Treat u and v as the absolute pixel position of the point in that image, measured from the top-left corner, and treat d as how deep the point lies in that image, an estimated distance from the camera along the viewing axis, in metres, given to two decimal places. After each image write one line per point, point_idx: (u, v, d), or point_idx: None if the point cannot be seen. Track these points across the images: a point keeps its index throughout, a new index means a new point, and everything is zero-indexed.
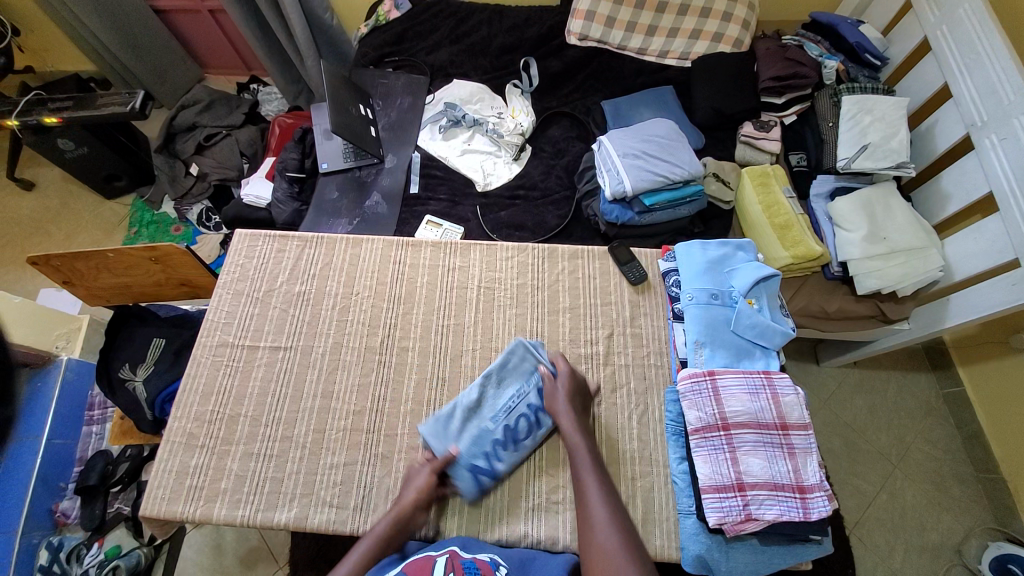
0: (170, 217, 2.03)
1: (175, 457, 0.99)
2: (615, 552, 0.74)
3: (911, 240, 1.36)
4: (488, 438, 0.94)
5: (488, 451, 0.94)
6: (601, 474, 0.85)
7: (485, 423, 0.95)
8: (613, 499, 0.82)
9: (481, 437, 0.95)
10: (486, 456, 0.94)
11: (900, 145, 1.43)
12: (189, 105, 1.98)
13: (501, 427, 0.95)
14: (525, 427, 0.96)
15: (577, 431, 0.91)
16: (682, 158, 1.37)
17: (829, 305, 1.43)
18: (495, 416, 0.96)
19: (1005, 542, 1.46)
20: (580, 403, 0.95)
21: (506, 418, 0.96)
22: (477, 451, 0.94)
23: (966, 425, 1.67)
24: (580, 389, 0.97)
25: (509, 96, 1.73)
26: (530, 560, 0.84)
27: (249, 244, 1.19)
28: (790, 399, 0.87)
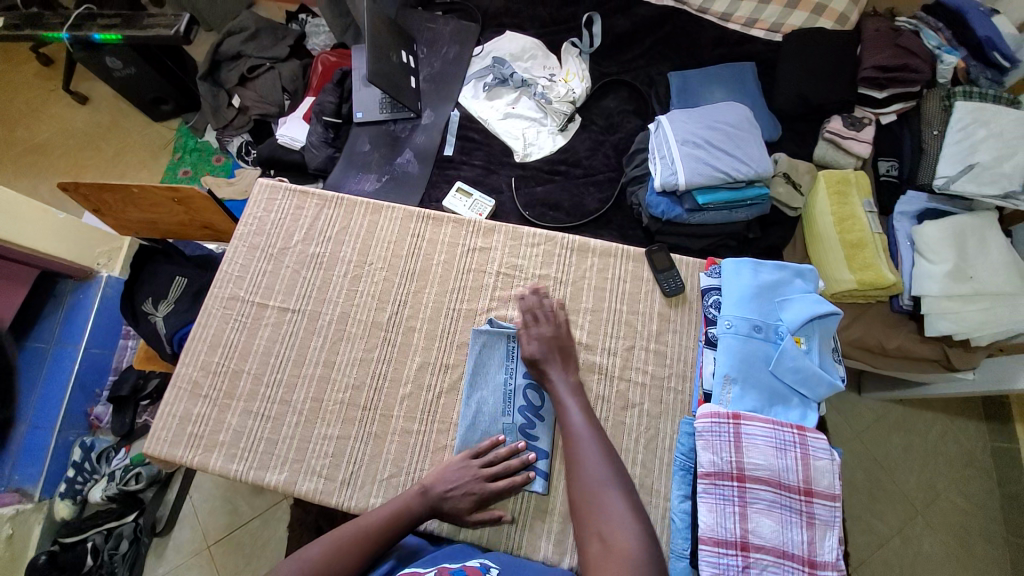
0: (212, 147, 2.01)
1: (181, 403, 1.01)
2: (608, 495, 0.75)
3: (1003, 283, 1.16)
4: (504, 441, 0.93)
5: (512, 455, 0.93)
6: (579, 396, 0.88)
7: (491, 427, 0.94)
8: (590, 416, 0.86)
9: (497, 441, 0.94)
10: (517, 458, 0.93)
11: (1015, 170, 1.19)
12: (235, 32, 1.89)
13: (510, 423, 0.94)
14: (528, 412, 0.94)
15: (564, 389, 0.89)
16: (749, 154, 1.20)
17: (889, 342, 1.26)
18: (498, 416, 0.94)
19: None
20: (567, 364, 0.92)
21: (511, 417, 0.94)
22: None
23: (1011, 485, 1.50)
24: (564, 344, 0.93)
25: (565, 56, 1.56)
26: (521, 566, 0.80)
27: (269, 196, 1.15)
28: (822, 462, 0.78)
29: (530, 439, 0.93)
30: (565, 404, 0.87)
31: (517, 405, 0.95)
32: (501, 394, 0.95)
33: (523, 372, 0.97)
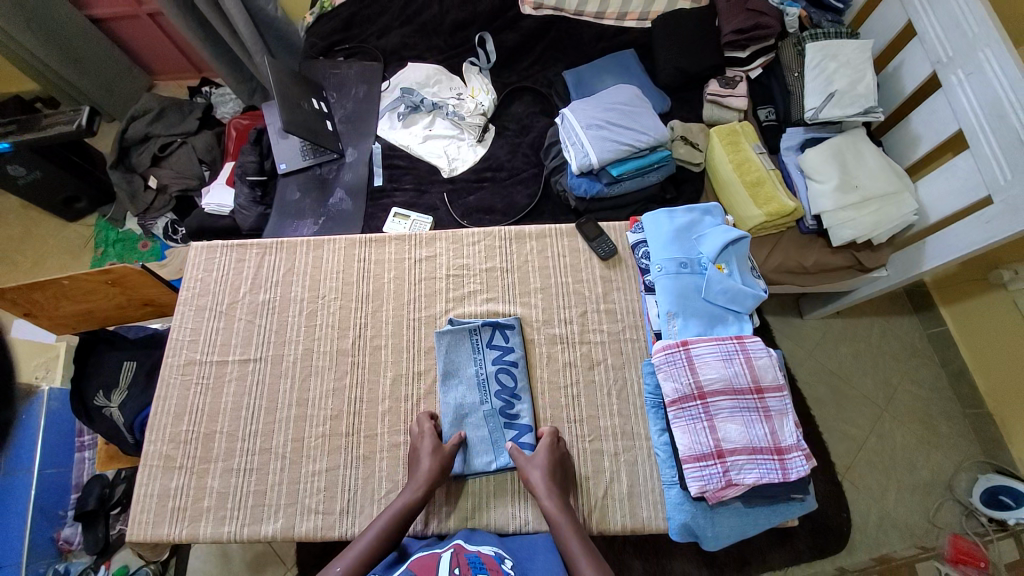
0: (136, 234, 1.96)
1: (155, 481, 0.98)
2: None
3: (882, 185, 1.35)
4: (483, 420, 0.98)
5: (494, 432, 0.96)
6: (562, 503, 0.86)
7: (473, 411, 0.98)
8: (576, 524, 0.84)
9: (479, 424, 0.97)
10: (499, 430, 0.97)
11: (867, 90, 1.41)
12: (138, 116, 1.87)
13: (490, 407, 0.98)
14: (505, 393, 0.99)
15: (558, 514, 0.84)
16: (645, 125, 1.34)
17: (805, 260, 1.41)
18: (479, 403, 0.99)
19: (994, 473, 1.50)
20: (560, 486, 0.89)
21: (490, 400, 0.99)
22: (483, 435, 0.96)
23: (952, 362, 1.69)
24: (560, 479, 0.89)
25: (467, 75, 1.68)
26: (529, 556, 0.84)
27: (207, 256, 1.16)
28: (763, 361, 0.88)
29: (513, 419, 0.97)
30: (550, 511, 0.85)
31: (493, 387, 1.00)
32: (476, 385, 1.00)
33: (491, 358, 1.01)
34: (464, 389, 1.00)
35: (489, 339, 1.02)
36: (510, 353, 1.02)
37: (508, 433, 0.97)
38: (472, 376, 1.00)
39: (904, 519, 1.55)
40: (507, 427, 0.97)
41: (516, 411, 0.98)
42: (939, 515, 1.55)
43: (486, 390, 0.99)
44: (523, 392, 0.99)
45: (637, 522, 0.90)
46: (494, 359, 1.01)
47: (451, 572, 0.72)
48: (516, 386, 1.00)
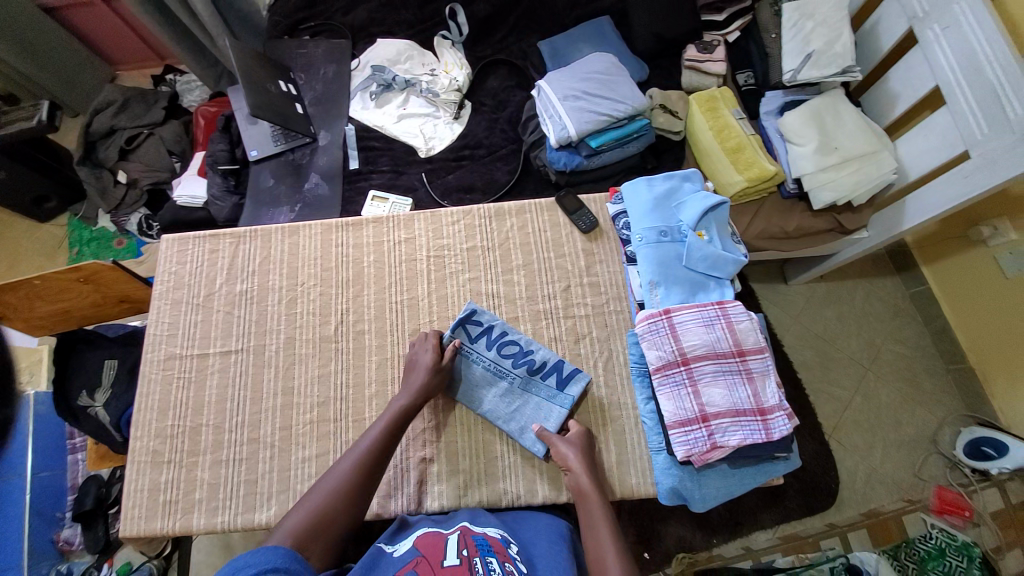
0: (110, 231, 1.90)
1: (145, 476, 0.97)
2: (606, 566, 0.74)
3: (861, 146, 1.34)
4: (524, 387, 0.97)
5: (541, 392, 0.97)
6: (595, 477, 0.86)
7: (510, 392, 0.97)
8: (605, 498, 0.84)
9: (522, 393, 0.97)
10: (540, 386, 0.97)
11: (845, 49, 1.38)
12: (102, 108, 1.79)
13: (519, 374, 0.98)
14: (522, 358, 0.99)
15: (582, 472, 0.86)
16: (624, 94, 1.31)
17: (788, 224, 1.41)
18: (507, 382, 0.98)
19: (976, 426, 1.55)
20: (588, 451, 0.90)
21: (513, 374, 0.98)
22: (536, 398, 0.97)
23: (934, 320, 1.72)
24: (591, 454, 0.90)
25: (439, 49, 1.62)
26: (531, 530, 0.86)
27: (179, 248, 1.12)
28: (744, 324, 0.88)
29: (542, 369, 0.98)
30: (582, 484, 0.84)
31: (506, 364, 0.98)
32: (479, 371, 0.98)
33: (485, 346, 1.00)
34: (485, 387, 0.98)
35: (475, 337, 1.00)
36: (494, 325, 1.00)
37: (550, 383, 0.97)
38: (483, 371, 0.98)
39: (890, 472, 1.60)
40: (546, 380, 0.97)
41: (542, 363, 0.98)
42: (924, 469, 1.60)
43: (502, 367, 0.98)
44: (536, 346, 0.99)
45: (627, 489, 0.92)
46: (486, 345, 1.00)
47: (460, 553, 0.73)
48: (530, 346, 0.99)
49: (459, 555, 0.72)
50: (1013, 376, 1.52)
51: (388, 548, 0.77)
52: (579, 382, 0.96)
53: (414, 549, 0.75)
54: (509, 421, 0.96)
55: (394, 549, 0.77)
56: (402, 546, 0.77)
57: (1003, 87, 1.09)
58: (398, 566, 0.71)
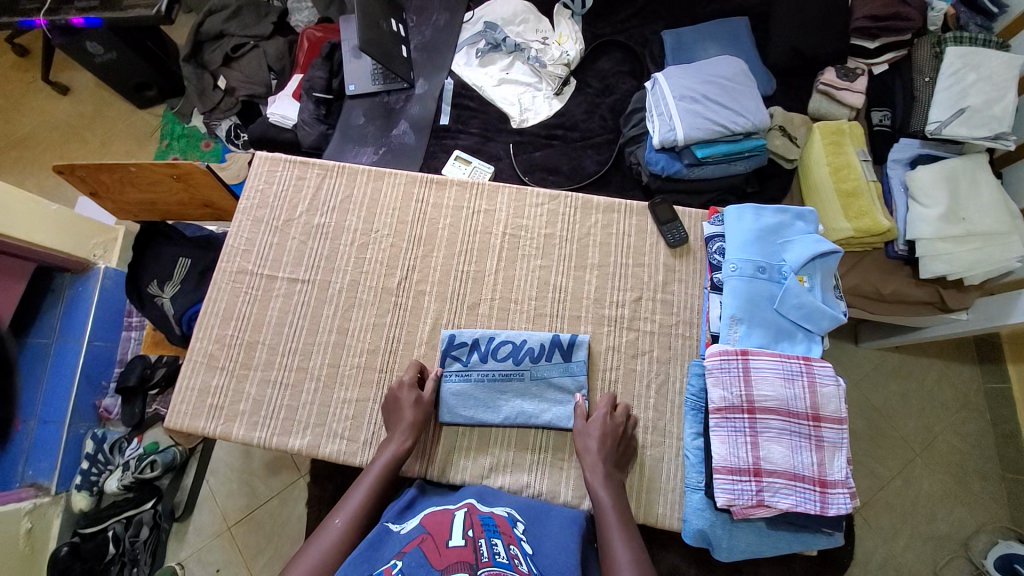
0: (200, 132, 1.97)
1: (198, 375, 1.03)
2: None
3: (994, 222, 1.20)
4: (534, 378, 0.96)
5: (553, 372, 0.96)
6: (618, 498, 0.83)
7: (524, 390, 0.95)
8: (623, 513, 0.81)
9: (537, 384, 0.96)
10: (550, 367, 0.96)
11: (1004, 113, 1.22)
12: (217, 11, 1.84)
13: (525, 367, 0.96)
14: (522, 354, 0.96)
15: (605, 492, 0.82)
16: (747, 107, 1.21)
17: (884, 287, 1.29)
18: (517, 381, 0.96)
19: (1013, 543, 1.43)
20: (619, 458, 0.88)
21: (519, 372, 0.96)
22: (552, 380, 0.96)
23: (1003, 423, 1.57)
24: (622, 445, 0.90)
25: (557, 18, 1.55)
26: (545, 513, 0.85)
27: (269, 168, 1.14)
28: (828, 389, 0.81)
29: (543, 353, 0.96)
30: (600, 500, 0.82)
31: (509, 367, 0.96)
32: (462, 391, 0.96)
33: (481, 361, 0.97)
34: (495, 397, 0.95)
35: (466, 358, 0.97)
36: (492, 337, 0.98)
37: (557, 359, 0.96)
38: (488, 386, 0.96)
39: (912, 566, 1.50)
40: (553, 359, 0.96)
41: (540, 346, 0.96)
42: (946, 569, 1.49)
43: (503, 372, 0.96)
44: (526, 336, 0.98)
45: (651, 517, 0.89)
46: (482, 360, 0.97)
47: (465, 532, 0.72)
48: (521, 341, 0.97)
49: (465, 536, 0.70)
50: None
51: (395, 527, 0.77)
52: (584, 346, 0.96)
53: (421, 528, 0.74)
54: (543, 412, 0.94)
55: (401, 527, 0.76)
56: (410, 523, 0.77)
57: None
58: (404, 542, 0.70)
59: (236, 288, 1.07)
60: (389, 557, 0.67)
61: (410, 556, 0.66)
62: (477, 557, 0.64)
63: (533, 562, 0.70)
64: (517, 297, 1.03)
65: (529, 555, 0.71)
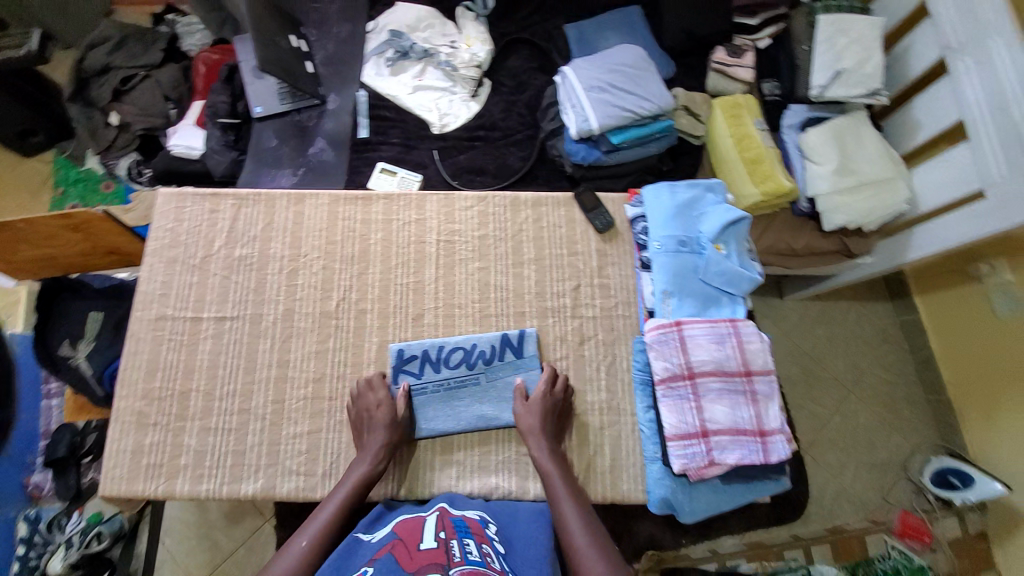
0: (98, 173, 1.79)
1: (128, 436, 0.94)
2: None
3: (879, 172, 1.34)
4: (490, 381, 0.96)
5: (506, 371, 0.97)
6: (573, 488, 0.85)
7: (480, 392, 0.95)
8: (583, 503, 0.84)
9: (493, 386, 0.96)
10: (505, 368, 0.97)
11: (874, 71, 1.37)
12: (98, 44, 1.70)
13: (479, 371, 0.96)
14: (473, 358, 0.97)
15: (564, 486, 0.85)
16: (651, 91, 1.28)
17: (796, 243, 1.41)
18: (472, 386, 0.96)
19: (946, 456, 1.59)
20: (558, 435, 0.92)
21: (473, 375, 0.96)
22: (505, 380, 0.96)
23: (920, 349, 1.75)
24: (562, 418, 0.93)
25: (462, 21, 1.55)
26: (513, 517, 0.86)
27: (176, 204, 1.06)
28: (754, 345, 0.87)
29: (493, 357, 0.97)
30: (558, 488, 0.85)
31: (461, 372, 0.96)
32: (432, 398, 0.95)
33: (434, 371, 0.96)
34: (456, 404, 0.95)
35: (418, 372, 0.96)
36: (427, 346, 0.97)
37: (509, 357, 0.97)
38: (447, 395, 0.95)
39: (860, 493, 1.66)
40: (504, 358, 0.97)
41: (492, 348, 0.97)
42: (892, 492, 1.66)
43: (455, 377, 0.96)
44: (476, 339, 0.97)
45: (618, 495, 0.92)
46: (434, 370, 0.96)
47: (437, 535, 0.74)
48: (472, 344, 0.97)
49: (436, 538, 0.73)
50: (990, 413, 1.56)
51: (367, 536, 0.79)
52: (532, 339, 0.98)
53: (393, 534, 0.76)
54: (506, 412, 0.95)
55: (372, 536, 0.78)
56: (381, 532, 0.79)
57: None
58: (377, 549, 0.73)
59: (157, 336, 0.99)
60: (362, 564, 0.70)
61: (381, 561, 0.69)
62: (449, 560, 0.66)
63: (505, 559, 0.75)
64: (459, 305, 1.02)
65: (501, 554, 0.75)
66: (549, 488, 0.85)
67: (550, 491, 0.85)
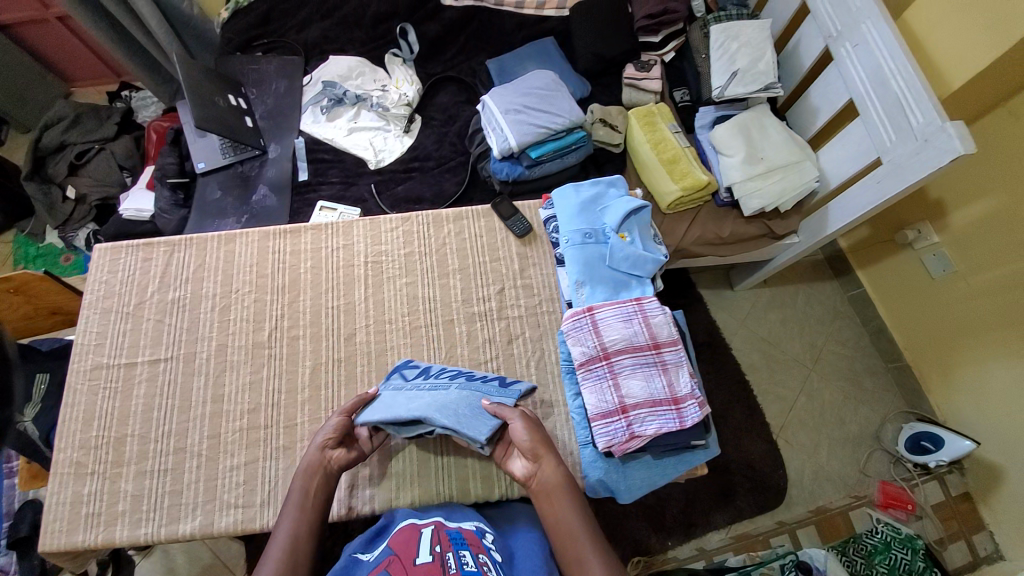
0: (58, 247, 1.84)
1: (67, 488, 0.94)
2: None
3: (785, 156, 1.43)
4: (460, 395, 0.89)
5: (483, 392, 0.90)
6: (580, 508, 0.78)
7: (444, 397, 0.88)
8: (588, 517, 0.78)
9: (458, 397, 0.89)
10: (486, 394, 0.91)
11: (767, 68, 1.48)
12: (53, 123, 1.78)
13: (455, 386, 0.91)
14: (462, 377, 0.95)
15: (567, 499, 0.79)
16: (562, 107, 1.39)
17: (722, 231, 1.48)
18: (442, 392, 0.90)
19: (918, 422, 1.62)
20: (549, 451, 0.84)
21: (450, 386, 0.91)
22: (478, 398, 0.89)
23: (871, 321, 1.80)
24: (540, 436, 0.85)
25: (391, 66, 1.68)
26: (511, 530, 0.86)
27: (111, 258, 1.11)
28: (659, 319, 0.93)
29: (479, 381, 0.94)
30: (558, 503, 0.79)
31: (443, 383, 0.93)
32: (384, 397, 0.90)
33: (420, 376, 0.95)
34: (420, 398, 0.89)
35: (409, 377, 0.95)
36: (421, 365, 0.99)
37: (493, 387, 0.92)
38: (419, 390, 0.91)
39: (837, 471, 1.66)
40: (489, 382, 0.93)
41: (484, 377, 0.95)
42: (869, 464, 1.66)
43: (433, 384, 0.92)
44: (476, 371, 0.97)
45: None
46: (421, 377, 0.95)
47: (433, 549, 0.72)
48: (468, 371, 0.96)
49: (432, 550, 0.71)
50: (947, 372, 1.59)
51: (365, 556, 0.75)
52: (525, 388, 0.92)
53: (387, 550, 0.73)
54: (468, 424, 0.84)
55: (369, 555, 0.75)
56: (378, 549, 0.76)
57: (903, 98, 1.17)
58: (372, 568, 0.69)
59: (95, 385, 1.01)
60: None
61: None
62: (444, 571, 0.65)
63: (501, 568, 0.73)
64: (390, 322, 1.06)
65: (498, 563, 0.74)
66: (552, 512, 0.78)
67: (551, 507, 0.79)
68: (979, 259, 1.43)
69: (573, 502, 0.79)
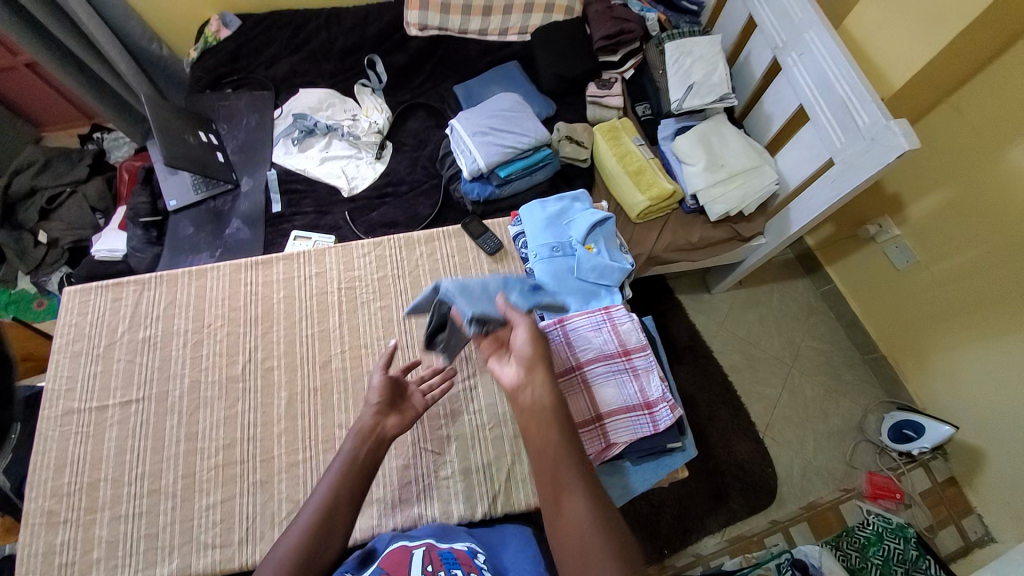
0: (30, 292, 1.81)
1: (39, 539, 0.92)
2: None
3: (744, 162, 1.49)
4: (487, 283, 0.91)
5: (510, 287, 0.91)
6: (591, 489, 0.69)
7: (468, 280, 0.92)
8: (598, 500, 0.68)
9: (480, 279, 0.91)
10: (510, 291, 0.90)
11: (720, 80, 1.56)
12: (22, 169, 1.77)
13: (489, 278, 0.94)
14: None
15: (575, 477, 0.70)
16: (527, 127, 1.44)
17: (691, 237, 1.53)
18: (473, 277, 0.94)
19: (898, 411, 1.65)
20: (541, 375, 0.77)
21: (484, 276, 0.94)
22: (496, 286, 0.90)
23: (844, 315, 1.85)
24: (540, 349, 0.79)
25: (360, 96, 1.71)
26: (499, 548, 0.85)
27: (80, 300, 1.10)
28: (627, 325, 0.95)
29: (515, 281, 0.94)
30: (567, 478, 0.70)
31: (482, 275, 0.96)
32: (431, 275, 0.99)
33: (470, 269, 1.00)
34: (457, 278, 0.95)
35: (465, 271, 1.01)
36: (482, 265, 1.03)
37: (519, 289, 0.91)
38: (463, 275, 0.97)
39: (824, 466, 1.67)
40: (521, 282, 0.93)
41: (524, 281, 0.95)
42: (855, 456, 1.68)
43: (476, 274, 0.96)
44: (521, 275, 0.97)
45: None
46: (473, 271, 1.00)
47: (424, 569, 0.69)
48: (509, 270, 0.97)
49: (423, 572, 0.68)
50: (921, 360, 1.64)
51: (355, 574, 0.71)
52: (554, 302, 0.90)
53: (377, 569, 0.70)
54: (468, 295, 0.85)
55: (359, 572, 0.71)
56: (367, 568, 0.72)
57: (849, 100, 1.23)
58: None
59: (66, 430, 0.99)
60: None
61: None
62: None
63: None
64: (366, 347, 1.06)
65: None
66: (558, 491, 0.69)
67: (556, 485, 0.70)
68: (937, 247, 1.49)
69: (582, 482, 0.69)
